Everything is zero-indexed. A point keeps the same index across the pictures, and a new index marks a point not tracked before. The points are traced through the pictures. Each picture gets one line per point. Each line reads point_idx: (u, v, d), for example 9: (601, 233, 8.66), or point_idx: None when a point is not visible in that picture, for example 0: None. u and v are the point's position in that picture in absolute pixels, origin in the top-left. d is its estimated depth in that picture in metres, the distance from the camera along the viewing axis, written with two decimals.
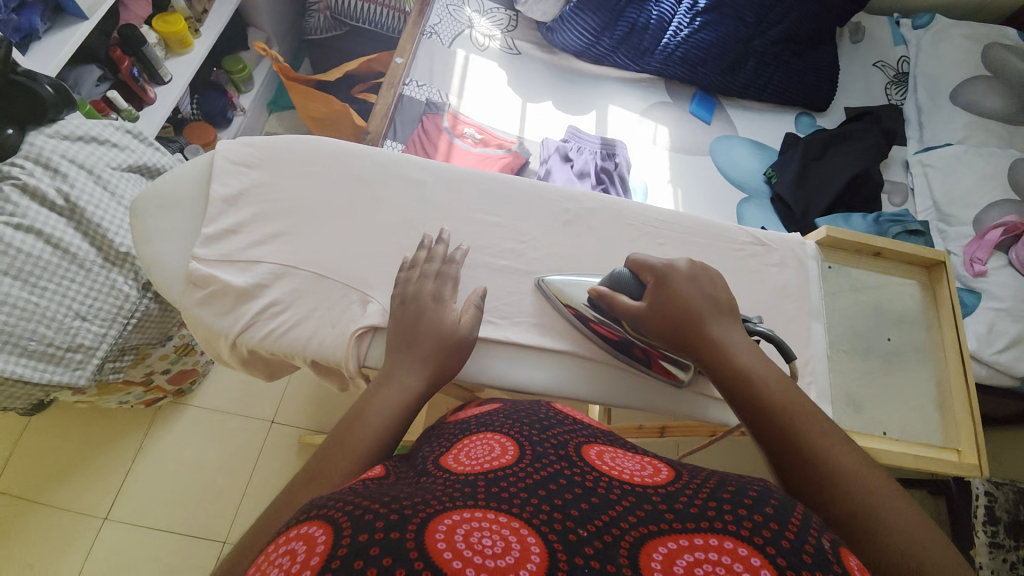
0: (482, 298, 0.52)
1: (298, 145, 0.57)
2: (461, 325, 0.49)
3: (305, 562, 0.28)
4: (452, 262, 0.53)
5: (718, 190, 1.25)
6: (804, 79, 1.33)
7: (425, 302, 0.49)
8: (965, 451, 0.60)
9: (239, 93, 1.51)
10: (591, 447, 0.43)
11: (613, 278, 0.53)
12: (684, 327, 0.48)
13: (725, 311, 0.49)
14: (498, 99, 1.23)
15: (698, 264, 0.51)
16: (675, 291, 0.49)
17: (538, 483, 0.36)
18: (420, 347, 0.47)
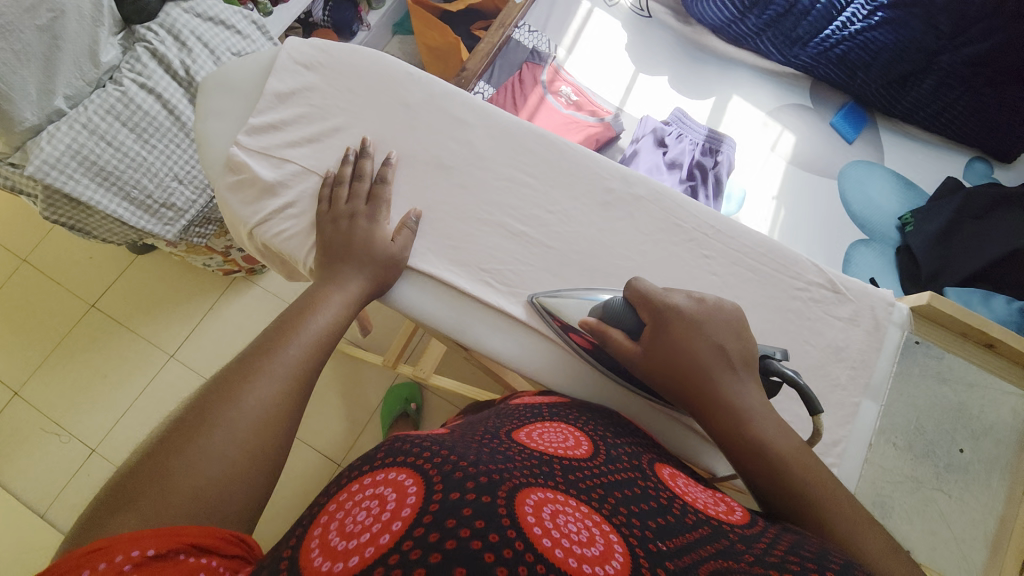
0: (415, 222, 0.52)
1: (358, 56, 0.55)
2: (393, 245, 0.50)
3: (394, 513, 0.29)
4: (382, 181, 0.52)
5: (830, 222, 1.07)
6: (998, 115, 1.05)
7: (357, 222, 0.50)
8: None
9: (369, 8, 1.56)
10: (665, 466, 0.43)
11: (606, 305, 0.48)
12: (689, 381, 0.44)
13: (740, 369, 0.44)
14: (610, 62, 1.13)
15: (710, 304, 0.46)
16: (678, 335, 0.45)
17: (612, 485, 0.36)
18: (352, 261, 0.49)
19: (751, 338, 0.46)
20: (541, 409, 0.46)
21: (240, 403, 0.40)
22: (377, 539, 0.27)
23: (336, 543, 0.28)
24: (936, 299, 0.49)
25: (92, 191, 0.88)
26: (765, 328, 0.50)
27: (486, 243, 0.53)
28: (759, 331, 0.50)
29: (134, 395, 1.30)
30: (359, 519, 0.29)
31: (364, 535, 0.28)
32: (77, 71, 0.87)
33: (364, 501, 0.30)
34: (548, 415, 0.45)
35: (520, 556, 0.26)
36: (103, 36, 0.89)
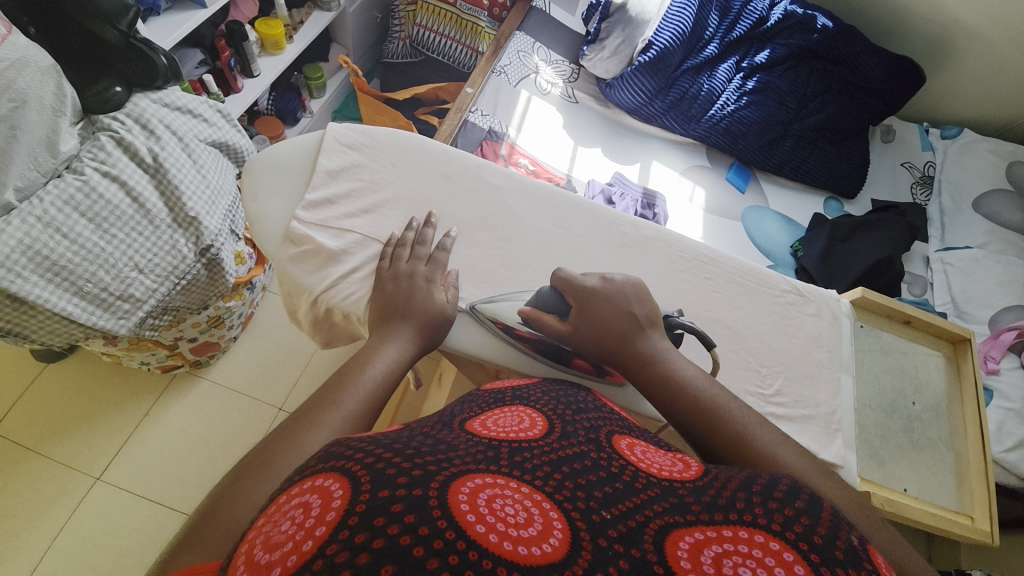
0: (456, 279, 0.56)
1: (397, 138, 0.62)
2: (448, 308, 0.54)
3: (321, 516, 0.30)
4: (443, 248, 0.57)
5: (747, 254, 1.32)
6: (836, 167, 1.43)
7: (416, 282, 0.53)
8: (978, 518, 0.60)
9: (311, 97, 1.63)
10: (622, 439, 0.46)
11: (535, 296, 0.56)
12: (606, 340, 0.52)
13: (648, 327, 0.53)
14: (553, 138, 1.32)
15: (614, 279, 0.55)
16: (598, 310, 0.53)
17: (560, 460, 0.40)
18: (406, 319, 0.51)
19: (654, 304, 0.55)
20: (504, 394, 0.53)
21: (296, 449, 0.40)
22: (301, 547, 0.28)
23: (263, 554, 0.29)
24: (866, 293, 0.68)
25: (42, 289, 0.80)
26: (762, 328, 0.63)
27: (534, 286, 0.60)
28: (758, 331, 0.63)
29: (53, 533, 1.10)
30: (285, 529, 0.30)
31: (287, 545, 0.29)
32: (33, 162, 0.83)
33: (290, 511, 0.31)
34: (511, 399, 0.51)
35: (452, 547, 0.28)
36: (63, 126, 0.88)
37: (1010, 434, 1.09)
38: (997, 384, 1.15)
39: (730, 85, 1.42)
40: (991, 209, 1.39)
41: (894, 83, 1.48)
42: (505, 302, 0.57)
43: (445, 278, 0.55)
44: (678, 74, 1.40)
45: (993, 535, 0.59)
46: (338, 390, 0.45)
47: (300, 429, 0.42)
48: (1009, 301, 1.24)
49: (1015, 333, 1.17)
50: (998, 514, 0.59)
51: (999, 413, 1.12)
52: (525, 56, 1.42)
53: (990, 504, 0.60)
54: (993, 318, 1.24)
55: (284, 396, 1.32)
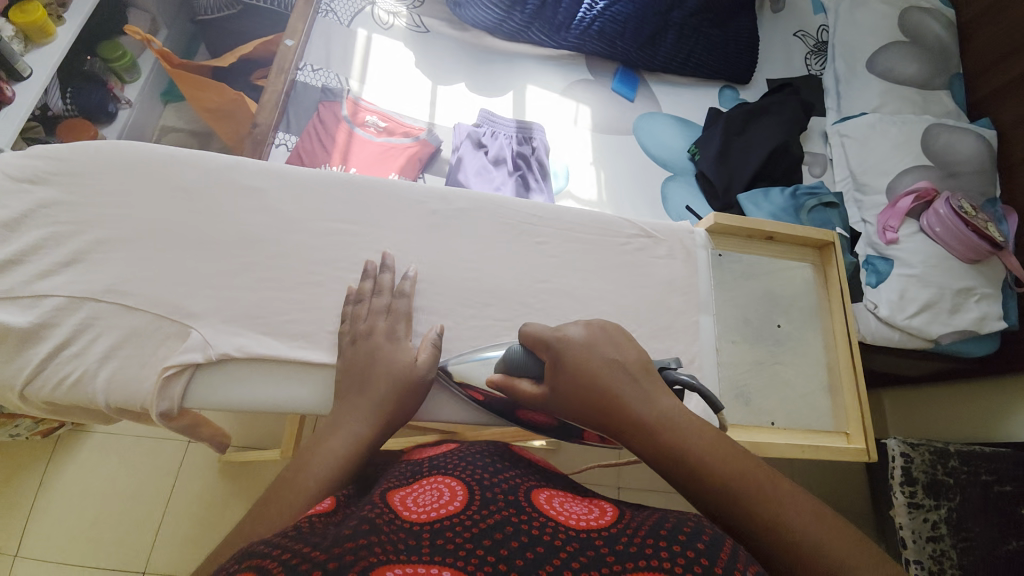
0: (439, 336, 0.48)
1: (98, 153, 0.48)
2: (419, 364, 0.46)
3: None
4: (402, 295, 0.49)
5: (643, 169, 1.22)
6: (725, 52, 1.31)
7: (377, 341, 0.46)
8: (853, 435, 0.57)
9: (123, 83, 1.36)
10: (541, 493, 0.40)
11: (508, 359, 0.47)
12: (591, 408, 0.40)
13: (642, 381, 0.41)
14: (404, 82, 1.14)
15: (595, 325, 0.43)
16: (575, 370, 0.42)
17: (482, 531, 0.33)
18: (371, 390, 0.43)
19: (640, 349, 0.43)
20: (422, 464, 0.44)
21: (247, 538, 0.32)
22: None
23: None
24: (720, 218, 0.60)
25: None
26: (607, 285, 0.56)
27: (325, 305, 0.49)
28: (604, 291, 0.56)
29: None
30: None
31: None
32: None
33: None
34: (430, 468, 0.43)
35: None
36: None
37: (913, 299, 1.06)
38: (897, 253, 1.11)
39: None
40: (885, 67, 1.27)
41: None
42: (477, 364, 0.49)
43: (184, 329, 0.45)
44: None
45: (867, 450, 0.56)
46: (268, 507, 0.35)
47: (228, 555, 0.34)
48: (905, 164, 1.17)
49: (913, 197, 1.12)
50: (869, 426, 0.56)
51: (900, 280, 1.08)
52: None
53: (862, 417, 0.57)
54: (890, 185, 1.17)
55: None
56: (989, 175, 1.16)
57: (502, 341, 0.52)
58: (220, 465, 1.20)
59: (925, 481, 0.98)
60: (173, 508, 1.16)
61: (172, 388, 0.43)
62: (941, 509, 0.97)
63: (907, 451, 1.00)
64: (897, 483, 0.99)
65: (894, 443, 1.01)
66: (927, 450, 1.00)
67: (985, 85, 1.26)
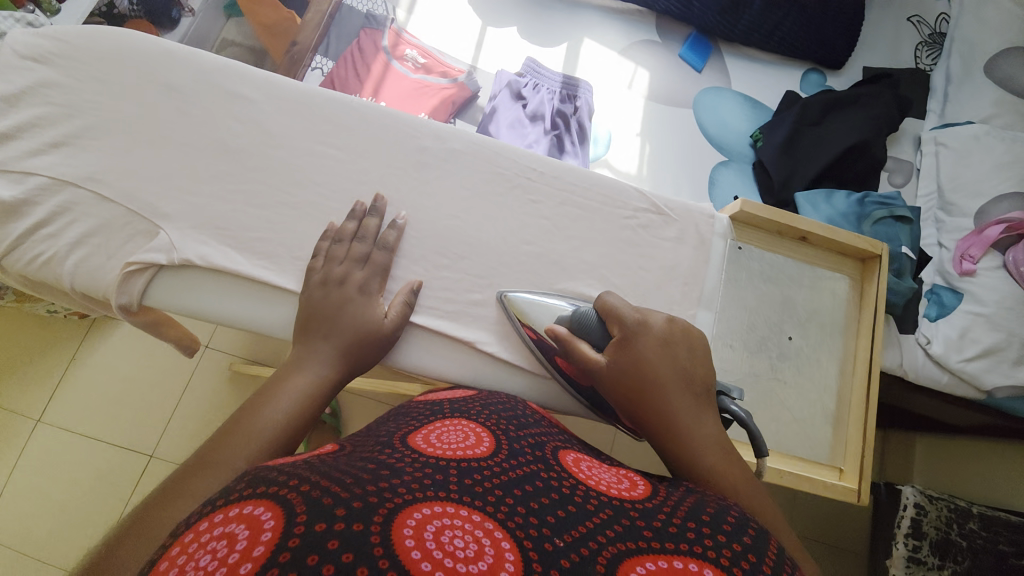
0: (414, 295, 0.47)
1: (102, 39, 0.47)
2: (386, 322, 0.45)
3: (246, 551, 0.23)
4: (384, 246, 0.47)
5: (693, 148, 1.11)
6: (818, 27, 1.15)
7: (348, 292, 0.44)
8: (848, 472, 0.50)
9: None
10: (569, 454, 0.40)
11: (578, 317, 0.45)
12: (638, 393, 0.40)
13: (700, 396, 0.39)
14: (454, 20, 1.08)
15: (680, 325, 0.43)
16: (647, 350, 0.41)
17: (512, 483, 0.32)
18: (337, 337, 0.42)
19: (709, 360, 0.42)
20: (442, 404, 0.43)
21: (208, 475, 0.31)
22: None
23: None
24: (746, 204, 0.53)
25: None
26: (600, 259, 0.51)
27: (293, 228, 0.47)
28: (593, 264, 0.51)
29: (5, 471, 1.16)
30: (200, 564, 0.23)
31: None
32: None
33: (209, 542, 0.24)
34: (450, 411, 0.42)
35: None
36: None
37: (974, 341, 0.92)
38: (969, 287, 0.96)
39: None
40: (1006, 74, 1.08)
41: None
42: (542, 308, 0.47)
43: (151, 229, 0.44)
44: None
45: (860, 494, 0.49)
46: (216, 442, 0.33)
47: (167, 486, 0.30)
48: (1007, 187, 0.99)
49: (1003, 227, 0.95)
50: (869, 468, 0.49)
51: (964, 318, 0.94)
52: None
53: (863, 455, 0.50)
54: (981, 210, 1.00)
55: (209, 334, 1.29)
56: None
57: (471, 297, 0.49)
58: (230, 373, 1.27)
59: (936, 538, 0.90)
60: (185, 403, 1.24)
61: (132, 284, 0.43)
62: None
63: (921, 503, 0.92)
64: (902, 533, 0.92)
65: (910, 491, 0.93)
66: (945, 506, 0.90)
67: None
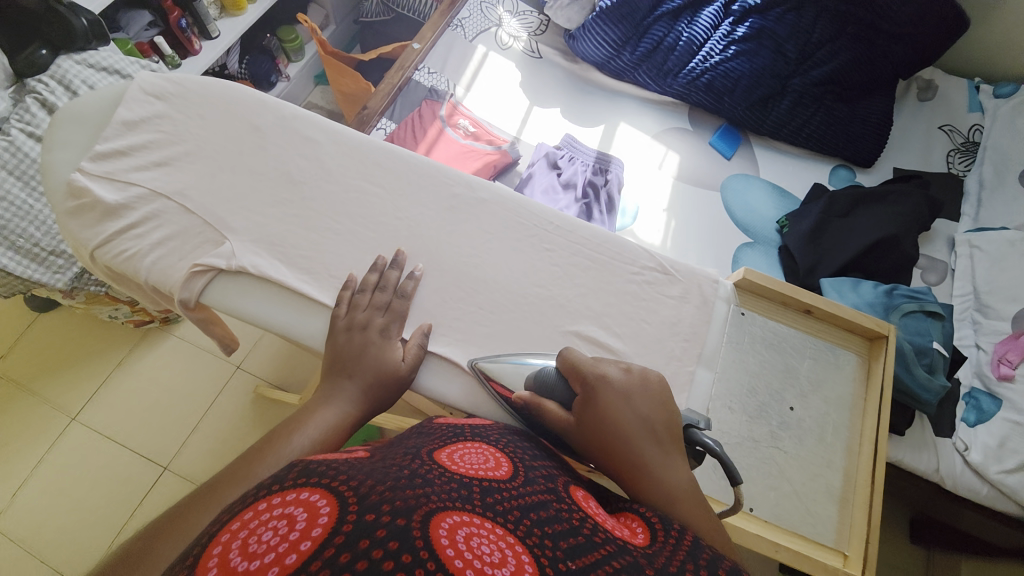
0: (426, 337, 0.51)
1: (210, 87, 0.58)
2: (404, 365, 0.49)
3: (304, 532, 0.25)
4: (403, 296, 0.52)
5: (718, 227, 1.16)
6: (847, 129, 1.21)
7: (370, 336, 0.49)
8: (852, 558, 0.48)
9: (289, 62, 1.61)
10: (578, 490, 0.40)
11: (538, 376, 0.47)
12: (607, 452, 0.41)
13: (666, 444, 0.42)
14: (505, 98, 1.22)
15: (637, 375, 0.45)
16: (604, 408, 0.43)
17: (531, 507, 0.34)
18: (358, 377, 0.46)
19: (675, 409, 0.44)
20: (463, 428, 0.45)
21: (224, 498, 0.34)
22: (282, 561, 0.24)
23: (234, 565, 0.24)
24: (751, 274, 0.56)
25: None
26: (605, 309, 0.54)
27: (334, 250, 0.53)
28: (598, 312, 0.54)
29: (33, 464, 1.22)
30: (263, 539, 0.25)
31: (265, 557, 0.24)
32: None
33: (269, 521, 0.26)
34: (471, 433, 0.44)
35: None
36: None
37: (1015, 453, 0.86)
38: (1008, 392, 0.91)
39: (717, 32, 1.22)
40: None
41: (927, 26, 1.21)
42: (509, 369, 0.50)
43: (219, 239, 0.52)
44: (651, 22, 1.22)
45: None
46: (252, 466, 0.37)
47: (220, 499, 0.34)
48: None
49: None
50: (874, 554, 0.47)
51: (1003, 425, 0.89)
52: (488, 8, 1.30)
53: (868, 539, 0.48)
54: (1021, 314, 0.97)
55: (242, 356, 1.37)
56: None
57: (478, 329, 0.53)
58: (253, 395, 1.33)
59: None
60: (208, 419, 1.30)
61: (195, 283, 0.50)
62: None
63: None
64: None
65: None
66: None
67: None
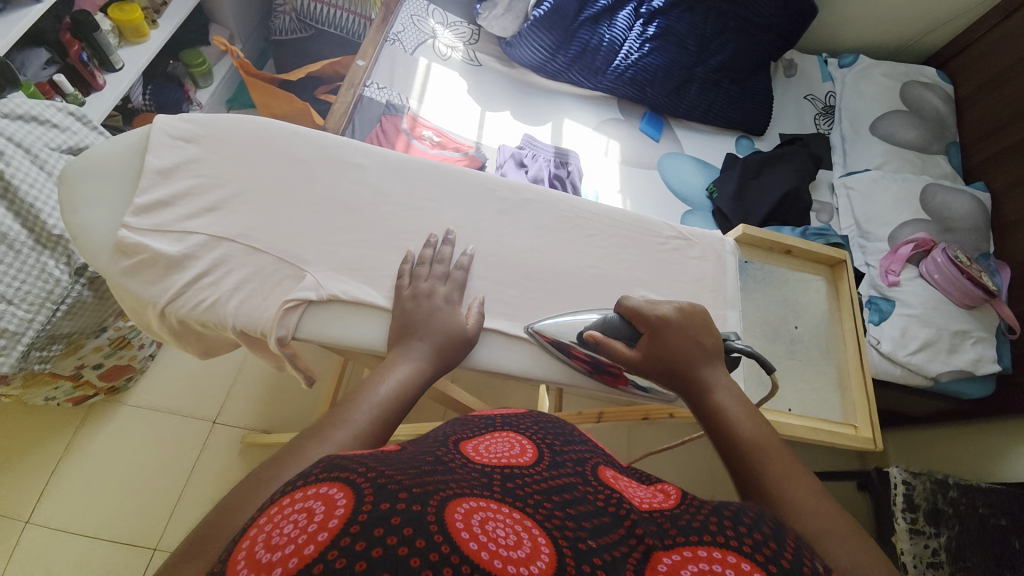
0: (482, 305, 0.56)
1: (237, 123, 0.57)
2: (468, 327, 0.54)
3: (321, 524, 0.26)
4: (461, 267, 0.57)
5: (666, 200, 1.33)
6: (742, 105, 1.45)
7: (435, 302, 0.53)
8: (861, 427, 0.64)
9: (197, 87, 1.47)
10: (607, 469, 0.42)
11: (605, 322, 0.56)
12: (672, 362, 0.52)
13: (714, 358, 0.53)
14: (458, 106, 1.27)
15: (699, 308, 0.56)
16: (670, 334, 0.53)
17: (552, 490, 0.35)
18: (430, 338, 0.51)
19: (717, 332, 0.55)
20: (494, 420, 0.46)
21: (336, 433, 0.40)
22: (302, 550, 0.25)
23: (259, 557, 0.26)
24: (747, 230, 0.69)
25: None
26: (648, 276, 0.64)
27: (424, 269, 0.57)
28: (644, 280, 0.64)
29: None
30: (285, 531, 0.27)
31: (288, 547, 0.26)
32: None
33: (292, 514, 0.28)
34: (502, 425, 0.45)
35: (446, 560, 0.26)
36: None
37: (913, 338, 1.15)
38: (898, 295, 1.20)
39: (632, 32, 1.38)
40: (887, 131, 1.41)
41: (788, 15, 1.48)
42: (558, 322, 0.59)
43: (298, 272, 0.53)
44: (577, 26, 1.35)
45: (874, 440, 0.63)
46: (345, 407, 0.41)
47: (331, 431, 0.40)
48: (906, 216, 1.28)
49: (912, 246, 1.21)
50: (877, 420, 0.63)
51: (901, 320, 1.17)
52: (419, 20, 1.33)
53: (870, 411, 0.64)
54: (892, 234, 1.27)
55: (216, 410, 1.26)
56: (982, 233, 1.27)
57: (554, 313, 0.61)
58: (240, 448, 1.23)
59: (926, 508, 1.04)
60: (196, 479, 1.19)
61: (291, 318, 0.51)
62: (941, 537, 1.02)
63: (908, 479, 1.07)
64: (900, 509, 1.06)
65: (897, 471, 1.08)
66: (927, 479, 1.06)
67: (979, 153, 1.39)
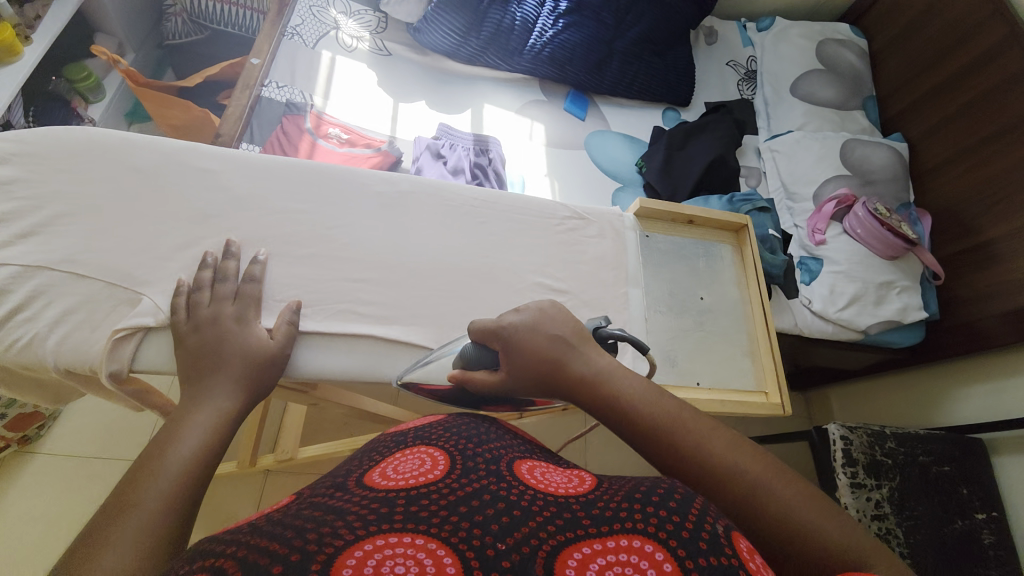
0: (296, 312, 0.56)
1: (62, 139, 0.57)
2: (274, 343, 0.54)
3: None
4: (253, 279, 0.56)
5: (596, 181, 1.30)
6: (666, 77, 1.44)
7: (225, 326, 0.53)
8: (771, 393, 0.66)
9: (86, 103, 1.36)
10: (523, 462, 0.42)
11: (465, 352, 0.54)
12: (549, 365, 0.47)
13: (578, 345, 0.49)
14: (367, 100, 1.21)
15: (545, 307, 0.51)
16: (529, 340, 0.49)
17: (458, 502, 0.35)
18: (228, 370, 0.50)
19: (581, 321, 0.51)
20: (407, 435, 0.46)
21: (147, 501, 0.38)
22: None
23: None
24: (644, 204, 0.71)
25: None
26: (532, 255, 0.67)
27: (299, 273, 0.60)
28: (542, 265, 0.66)
29: None
30: None
31: None
32: None
33: None
34: (414, 438, 0.45)
35: None
36: None
37: (841, 293, 1.17)
38: (826, 253, 1.22)
39: (544, 9, 1.34)
40: (808, 90, 1.42)
41: None
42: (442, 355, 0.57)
43: (132, 297, 0.54)
44: (487, 6, 1.30)
45: (783, 405, 0.64)
46: (132, 492, 0.39)
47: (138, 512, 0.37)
48: (828, 174, 1.30)
49: (835, 203, 1.23)
50: (784, 384, 0.65)
51: (829, 277, 1.19)
52: (319, 11, 1.25)
53: (778, 376, 0.66)
54: (817, 193, 1.29)
55: (143, 446, 1.18)
56: (902, 182, 1.30)
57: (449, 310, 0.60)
58: None
59: (864, 461, 1.06)
60: None
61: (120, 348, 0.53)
62: (881, 488, 1.04)
63: (846, 434, 1.08)
64: (840, 464, 1.06)
65: (835, 427, 1.08)
66: (864, 432, 1.08)
67: (893, 106, 1.43)
